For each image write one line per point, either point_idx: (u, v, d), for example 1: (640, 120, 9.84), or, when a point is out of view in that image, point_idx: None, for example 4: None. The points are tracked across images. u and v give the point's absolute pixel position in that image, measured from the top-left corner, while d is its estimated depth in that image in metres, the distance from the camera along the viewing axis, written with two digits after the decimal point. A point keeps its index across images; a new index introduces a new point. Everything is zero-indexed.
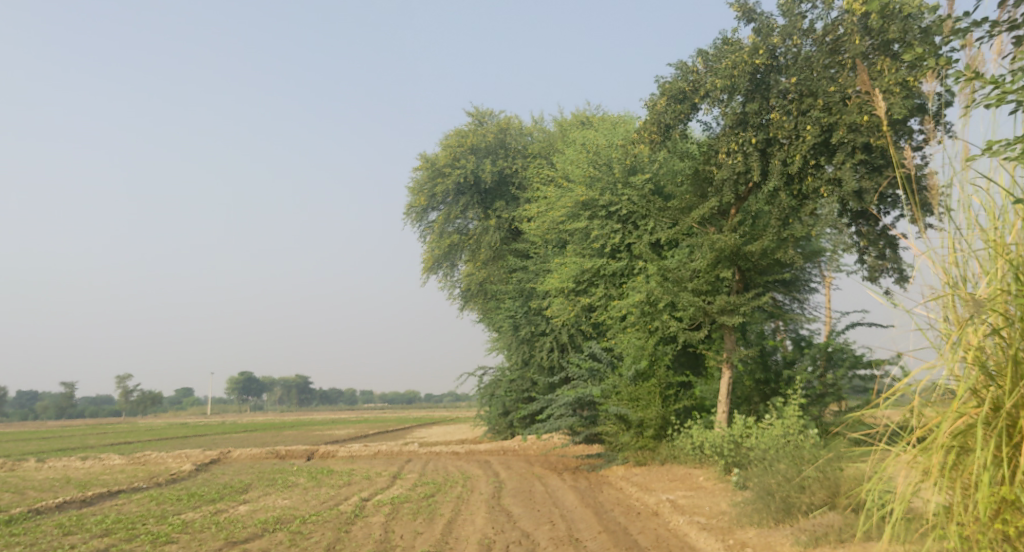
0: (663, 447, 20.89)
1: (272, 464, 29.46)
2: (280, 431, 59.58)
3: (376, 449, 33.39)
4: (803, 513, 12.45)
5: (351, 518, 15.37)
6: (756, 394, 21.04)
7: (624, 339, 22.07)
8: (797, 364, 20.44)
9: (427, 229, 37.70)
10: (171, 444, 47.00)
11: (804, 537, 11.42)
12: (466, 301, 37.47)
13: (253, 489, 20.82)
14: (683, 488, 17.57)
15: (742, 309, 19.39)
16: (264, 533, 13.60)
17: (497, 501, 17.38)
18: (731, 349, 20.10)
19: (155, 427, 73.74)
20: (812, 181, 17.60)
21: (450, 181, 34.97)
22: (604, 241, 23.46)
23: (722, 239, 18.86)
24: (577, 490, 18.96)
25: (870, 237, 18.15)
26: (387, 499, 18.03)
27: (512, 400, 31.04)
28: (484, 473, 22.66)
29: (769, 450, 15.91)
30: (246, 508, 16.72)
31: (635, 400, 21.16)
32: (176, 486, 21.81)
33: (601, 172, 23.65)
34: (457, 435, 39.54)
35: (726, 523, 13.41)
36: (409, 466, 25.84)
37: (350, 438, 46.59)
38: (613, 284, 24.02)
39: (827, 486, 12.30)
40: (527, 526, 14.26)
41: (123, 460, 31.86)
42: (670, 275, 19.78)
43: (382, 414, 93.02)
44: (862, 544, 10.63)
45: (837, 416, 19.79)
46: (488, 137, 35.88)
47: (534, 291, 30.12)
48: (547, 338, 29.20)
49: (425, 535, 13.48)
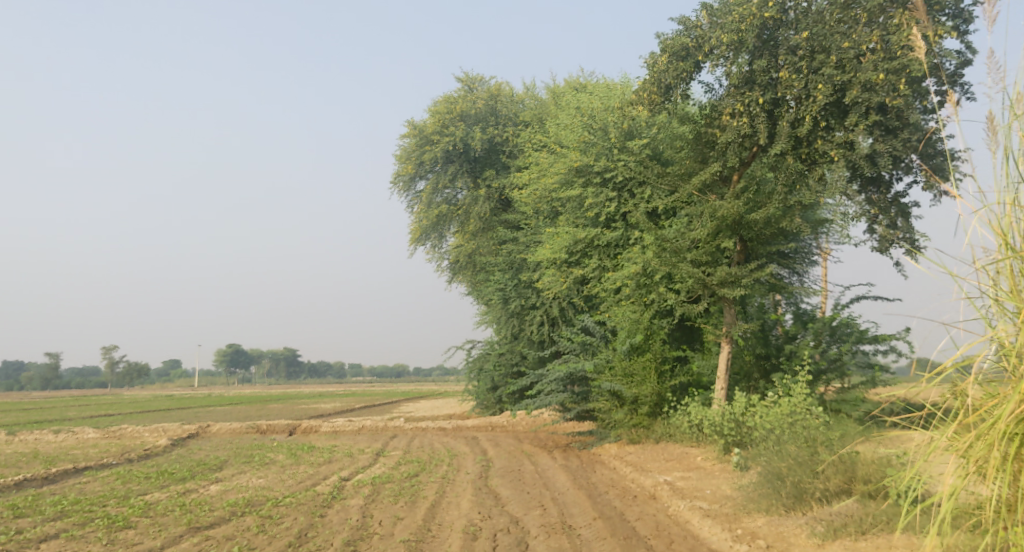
0: (658, 425, 19.96)
1: (252, 440, 28.44)
2: (265, 405, 58.47)
3: (360, 424, 32.42)
4: (817, 500, 11.52)
5: (329, 501, 14.36)
6: (756, 370, 20.04)
7: (619, 313, 21.02)
8: (799, 340, 19.48)
9: (414, 198, 36.50)
10: (151, 417, 45.87)
11: (821, 528, 10.46)
12: (455, 273, 36.39)
13: (227, 467, 19.82)
14: (680, 469, 16.64)
15: (744, 282, 18.38)
16: (232, 517, 12.60)
17: (484, 482, 16.40)
18: (731, 323, 19.08)
19: (139, 399, 72.41)
20: (823, 145, 16.51)
21: (438, 148, 33.78)
22: (599, 209, 22.40)
23: (724, 207, 17.81)
24: (569, 470, 18.02)
25: (881, 205, 17.13)
26: (368, 479, 17.06)
27: (500, 375, 30.15)
28: (471, 451, 21.70)
29: (773, 431, 14.94)
30: (217, 488, 15.75)
31: (629, 376, 20.17)
32: (148, 463, 20.74)
33: (596, 137, 22.51)
34: (444, 410, 38.56)
35: (731, 510, 12.44)
36: (394, 443, 24.86)
37: (335, 412, 45.53)
38: (607, 255, 23.00)
39: (843, 471, 11.40)
40: (516, 510, 13.27)
41: (96, 434, 30.75)
42: (668, 245, 18.75)
43: (369, 388, 92.33)
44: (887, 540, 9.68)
45: (841, 394, 18.87)
46: (479, 103, 34.67)
47: (524, 263, 29.04)
48: (538, 311, 28.22)
49: (406, 520, 12.47)
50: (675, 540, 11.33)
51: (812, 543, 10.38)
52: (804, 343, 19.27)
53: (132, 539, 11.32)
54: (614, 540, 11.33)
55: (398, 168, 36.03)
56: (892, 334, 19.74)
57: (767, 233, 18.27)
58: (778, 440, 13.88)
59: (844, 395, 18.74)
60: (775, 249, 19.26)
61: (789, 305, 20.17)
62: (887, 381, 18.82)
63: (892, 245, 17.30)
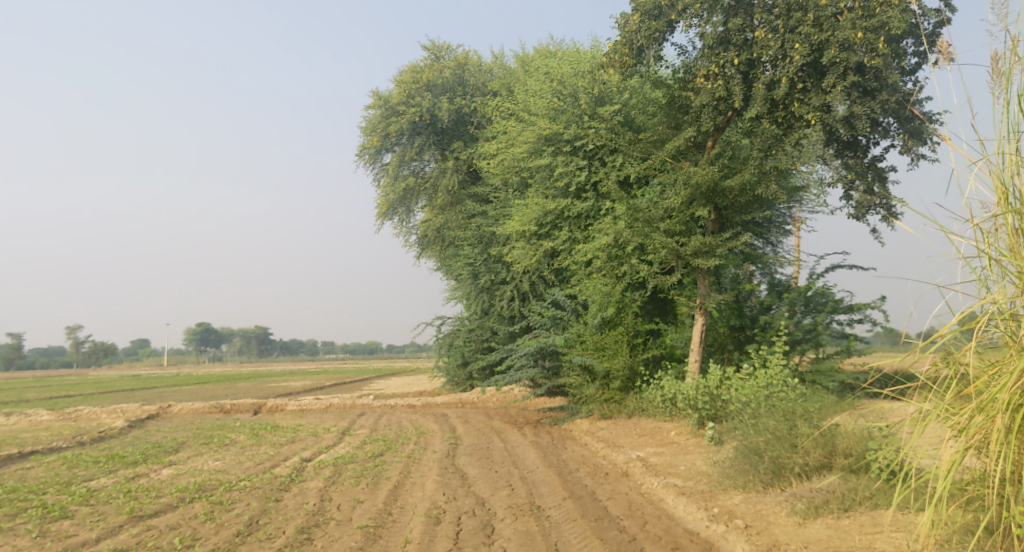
0: (630, 400, 19.41)
1: (214, 420, 27.70)
2: (234, 384, 57.66)
3: (328, 402, 31.70)
4: (796, 475, 10.97)
5: (285, 484, 13.72)
6: (730, 341, 19.51)
7: (590, 286, 20.40)
8: (774, 310, 18.94)
9: (381, 171, 35.60)
10: (114, 398, 44.90)
11: (801, 506, 9.88)
12: (424, 248, 35.61)
13: (183, 450, 19.15)
14: (653, 444, 16.09)
15: (718, 252, 17.83)
16: (178, 505, 11.99)
17: (451, 461, 15.78)
18: (705, 295, 18.48)
19: (106, 379, 71.29)
20: (800, 108, 15.89)
21: (404, 119, 32.91)
22: (569, 179, 21.73)
23: (698, 174, 17.19)
24: (539, 446, 17.44)
25: (858, 170, 16.54)
26: (329, 460, 16.44)
27: (470, 350, 29.50)
28: (439, 428, 21.05)
29: (749, 405, 14.38)
30: (168, 474, 15.08)
31: (600, 350, 19.59)
32: (100, 448, 19.98)
33: (566, 104, 21.81)
34: (414, 387, 37.90)
35: (706, 487, 11.87)
36: (360, 422, 24.18)
37: (304, 390, 44.89)
38: (577, 227, 22.34)
39: (823, 444, 10.84)
40: (482, 491, 12.65)
41: (52, 416, 29.88)
42: (640, 214, 18.09)
43: (340, 365, 91.49)
44: (871, 520, 9.11)
45: (815, 365, 18.38)
46: (446, 73, 33.80)
47: (494, 237, 28.29)
48: (508, 286, 27.54)
49: (366, 503, 11.82)
50: (649, 521, 10.72)
51: (792, 521, 9.80)
52: (779, 314, 18.77)
53: (67, 531, 10.63)
54: (585, 522, 10.71)
55: (363, 140, 35.08)
56: (868, 304, 19.26)
57: (742, 201, 17.67)
58: (754, 413, 13.37)
59: (818, 365, 18.27)
60: (749, 218, 18.66)
61: (763, 276, 19.63)
62: (861, 351, 18.37)
63: (868, 212, 16.77)
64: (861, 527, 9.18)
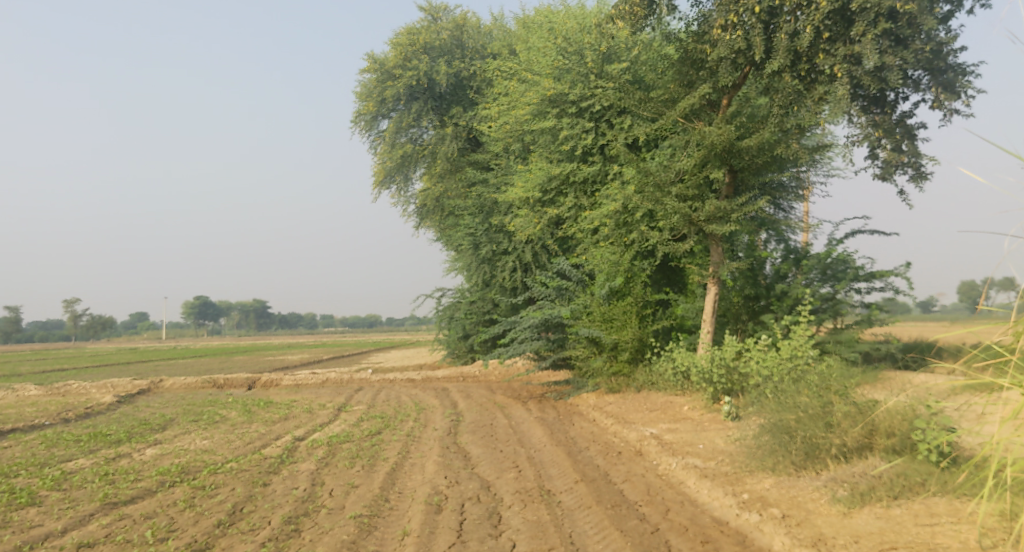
0: (640, 373, 18.44)
1: (207, 395, 26.81)
2: (233, 357, 56.84)
3: (324, 376, 30.79)
4: (832, 456, 10.05)
5: (275, 466, 12.76)
6: (744, 312, 18.39)
7: (597, 254, 19.34)
8: (792, 279, 17.89)
9: (378, 138, 34.44)
10: (109, 371, 44.00)
11: (844, 493, 8.98)
12: (422, 218, 34.50)
13: (171, 428, 18.21)
14: (666, 420, 15.12)
15: (733, 217, 16.80)
16: (157, 490, 11.04)
17: (452, 439, 14.84)
18: (719, 262, 17.41)
19: (104, 353, 70.50)
20: (825, 60, 14.99)
21: (401, 83, 31.74)
22: (574, 142, 20.70)
23: (713, 133, 16.15)
24: (545, 423, 16.48)
25: (885, 127, 15.40)
26: (324, 438, 15.49)
27: (472, 323, 28.54)
28: (440, 403, 20.09)
29: (771, 380, 13.41)
30: (150, 455, 14.13)
31: (608, 321, 18.59)
32: (85, 425, 19.06)
33: (570, 62, 20.71)
34: (413, 361, 36.95)
35: (731, 468, 10.93)
36: (358, 396, 23.25)
37: (302, 363, 44.00)
38: (583, 193, 21.30)
39: (862, 423, 9.89)
40: (487, 473, 11.69)
41: (39, 391, 28.97)
42: (650, 177, 17.06)
43: (339, 339, 90.55)
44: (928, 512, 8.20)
45: (835, 335, 17.34)
46: (444, 35, 32.56)
47: (496, 206, 27.15)
48: (509, 257, 26.50)
49: (360, 489, 10.86)
50: (672, 508, 9.79)
51: (836, 512, 8.89)
52: (797, 282, 17.74)
53: (31, 521, 9.64)
54: (600, 509, 9.76)
55: (359, 106, 33.86)
56: (890, 271, 18.24)
57: (759, 162, 16.62)
58: (778, 389, 12.43)
59: (837, 335, 17.26)
60: (766, 180, 17.57)
61: (778, 242, 18.55)
62: (884, 320, 17.38)
63: (896, 172, 15.73)
64: (916, 519, 8.31)
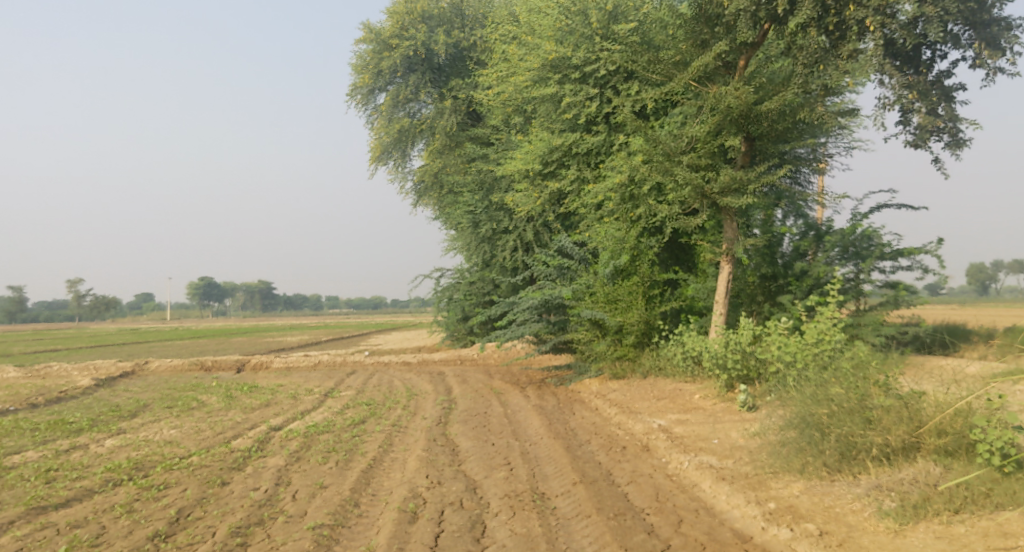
0: (646, 358, 17.03)
1: (192, 378, 25.52)
2: (232, 337, 55.61)
3: (318, 358, 29.52)
4: (872, 457, 8.94)
5: (240, 461, 11.47)
6: (759, 293, 16.94)
7: (601, 231, 17.88)
8: (813, 257, 16.44)
9: (374, 112, 32.91)
10: (101, 353, 42.59)
11: (898, 509, 8.14)
12: (421, 196, 33.04)
13: (142, 415, 16.96)
14: (675, 410, 13.78)
15: (749, 189, 15.34)
16: (98, 491, 9.82)
17: (441, 429, 13.54)
18: (733, 238, 15.97)
19: (104, 333, 69.09)
20: (855, 11, 13.53)
21: (398, 54, 30.24)
22: (577, 110, 19.29)
23: (730, 95, 14.80)
24: (544, 411, 15.19)
25: (921, 87, 13.94)
26: (302, 428, 14.22)
27: (471, 304, 27.12)
28: (433, 389, 18.76)
29: (795, 368, 12.13)
30: (108, 448, 12.90)
31: (613, 302, 17.20)
32: (49, 412, 17.73)
33: (574, 23, 19.36)
34: (413, 343, 35.56)
35: (751, 469, 9.68)
36: (347, 381, 21.94)
37: (302, 345, 42.66)
38: (587, 165, 19.89)
39: (908, 419, 8.82)
40: (474, 471, 10.35)
41: (18, 373, 27.76)
42: (660, 145, 15.63)
43: (344, 321, 89.32)
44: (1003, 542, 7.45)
45: (858, 317, 15.77)
46: (443, 4, 30.98)
47: (496, 182, 25.69)
48: (510, 236, 25.09)
49: (328, 491, 9.53)
50: (685, 519, 8.73)
51: (884, 529, 8.09)
52: (818, 261, 16.30)
53: None
54: (601, 520, 8.57)
55: (356, 79, 32.28)
56: (919, 248, 16.76)
57: (779, 128, 15.31)
58: (806, 377, 11.15)
59: (859, 318, 15.65)
60: (785, 150, 16.14)
61: (796, 217, 17.05)
62: (911, 302, 15.69)
63: (931, 138, 14.28)
64: (986, 540, 7.55)
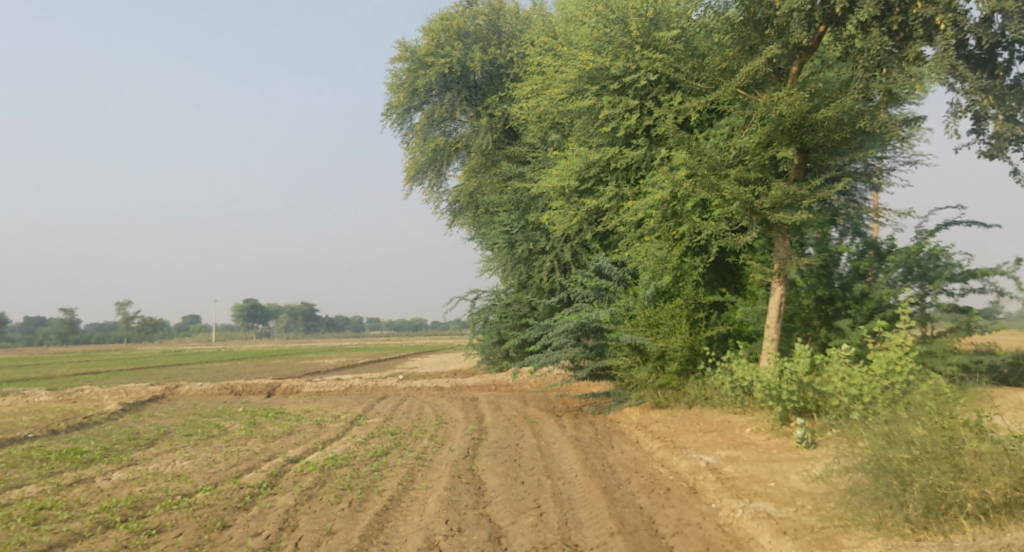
0: (691, 387, 15.82)
1: (221, 403, 24.75)
2: (272, 361, 55.13)
3: (349, 382, 28.61)
4: (965, 512, 7.98)
5: (248, 499, 10.54)
6: (815, 316, 15.67)
7: (642, 250, 16.76)
8: (875, 278, 15.13)
9: (409, 132, 32.13)
10: (141, 375, 42.27)
11: None
12: (457, 216, 32.09)
13: (158, 444, 16.11)
14: (725, 444, 12.62)
15: (803, 204, 14.12)
16: (88, 535, 8.98)
17: (468, 464, 12.49)
18: (785, 257, 14.72)
19: (147, 355, 69.28)
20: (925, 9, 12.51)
21: (433, 71, 29.47)
22: (616, 122, 18.21)
23: (784, 102, 13.66)
24: (580, 443, 14.09)
25: (998, 91, 12.86)
26: (322, 459, 13.27)
27: (506, 327, 26.02)
28: (464, 416, 17.71)
29: (861, 402, 10.92)
30: (113, 482, 12.05)
31: (654, 326, 16.03)
32: (66, 440, 16.95)
33: (613, 31, 18.32)
34: (449, 366, 34.53)
35: (817, 521, 8.73)
36: (376, 407, 21.00)
37: (338, 367, 42.01)
38: (626, 180, 18.77)
39: (1009, 469, 7.90)
40: (500, 515, 9.32)
41: (49, 397, 27.24)
42: (705, 157, 14.49)
43: (383, 343, 88.75)
44: None
45: (927, 344, 14.42)
46: (480, 21, 30.17)
47: (532, 201, 24.69)
48: (547, 256, 24.04)
49: (336, 539, 8.59)
50: None
51: None
52: (881, 282, 15.00)
53: None
54: None
55: (391, 98, 31.55)
56: (993, 270, 15.43)
57: (837, 139, 14.09)
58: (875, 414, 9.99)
59: (928, 345, 14.34)
60: (844, 162, 14.89)
61: (854, 235, 15.74)
62: (985, 328, 14.32)
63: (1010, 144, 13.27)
64: None
